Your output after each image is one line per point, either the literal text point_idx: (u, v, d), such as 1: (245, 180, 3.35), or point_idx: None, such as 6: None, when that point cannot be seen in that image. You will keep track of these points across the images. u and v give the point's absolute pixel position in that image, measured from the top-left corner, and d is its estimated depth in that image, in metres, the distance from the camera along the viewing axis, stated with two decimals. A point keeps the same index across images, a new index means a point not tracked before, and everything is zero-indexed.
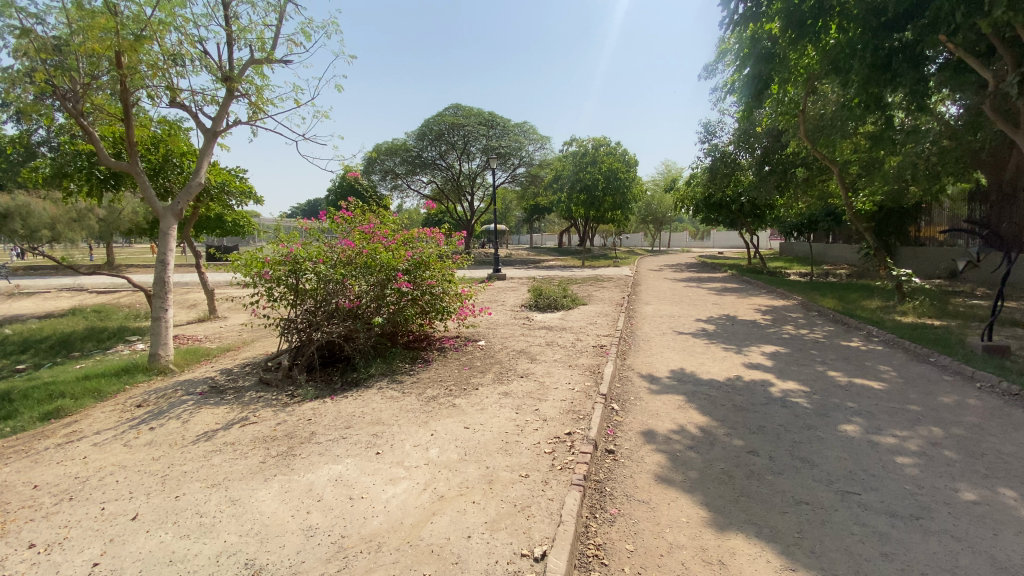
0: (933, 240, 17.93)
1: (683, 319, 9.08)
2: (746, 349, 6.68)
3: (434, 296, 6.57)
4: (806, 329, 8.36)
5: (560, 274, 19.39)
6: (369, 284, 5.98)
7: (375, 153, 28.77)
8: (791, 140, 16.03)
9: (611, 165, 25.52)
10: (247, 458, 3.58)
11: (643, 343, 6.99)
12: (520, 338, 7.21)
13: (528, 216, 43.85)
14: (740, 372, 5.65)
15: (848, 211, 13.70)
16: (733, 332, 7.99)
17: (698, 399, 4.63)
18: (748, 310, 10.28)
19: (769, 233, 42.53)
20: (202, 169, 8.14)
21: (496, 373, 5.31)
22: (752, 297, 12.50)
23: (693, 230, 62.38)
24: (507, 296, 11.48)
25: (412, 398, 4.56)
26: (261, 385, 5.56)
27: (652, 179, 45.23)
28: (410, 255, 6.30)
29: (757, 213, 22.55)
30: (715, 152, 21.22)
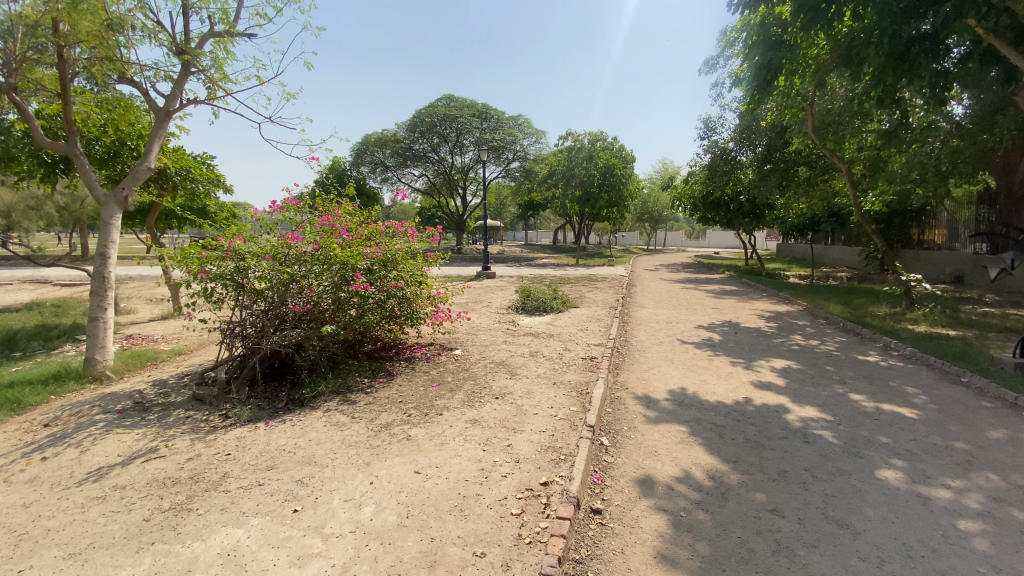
0: (937, 244, 17.31)
1: (682, 326, 8.33)
2: (754, 365, 5.94)
3: (402, 299, 5.79)
4: (816, 339, 7.63)
5: (552, 272, 18.61)
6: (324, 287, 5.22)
7: (365, 143, 27.88)
8: (795, 137, 15.33)
9: (607, 161, 24.77)
10: (132, 512, 2.81)
11: (638, 355, 6.24)
12: (502, 347, 6.44)
13: (522, 212, 43.04)
14: (750, 393, 4.90)
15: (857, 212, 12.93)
16: (736, 342, 7.25)
17: (703, 432, 3.87)
18: (750, 316, 9.57)
19: (766, 234, 41.96)
20: (151, 153, 7.35)
21: (467, 393, 4.54)
22: (754, 301, 11.77)
23: (689, 230, 61.82)
24: (494, 297, 10.72)
25: (361, 427, 3.77)
26: (194, 401, 4.80)
27: (649, 178, 44.55)
28: (374, 252, 5.52)
29: (757, 213, 21.86)
30: (715, 149, 20.48)
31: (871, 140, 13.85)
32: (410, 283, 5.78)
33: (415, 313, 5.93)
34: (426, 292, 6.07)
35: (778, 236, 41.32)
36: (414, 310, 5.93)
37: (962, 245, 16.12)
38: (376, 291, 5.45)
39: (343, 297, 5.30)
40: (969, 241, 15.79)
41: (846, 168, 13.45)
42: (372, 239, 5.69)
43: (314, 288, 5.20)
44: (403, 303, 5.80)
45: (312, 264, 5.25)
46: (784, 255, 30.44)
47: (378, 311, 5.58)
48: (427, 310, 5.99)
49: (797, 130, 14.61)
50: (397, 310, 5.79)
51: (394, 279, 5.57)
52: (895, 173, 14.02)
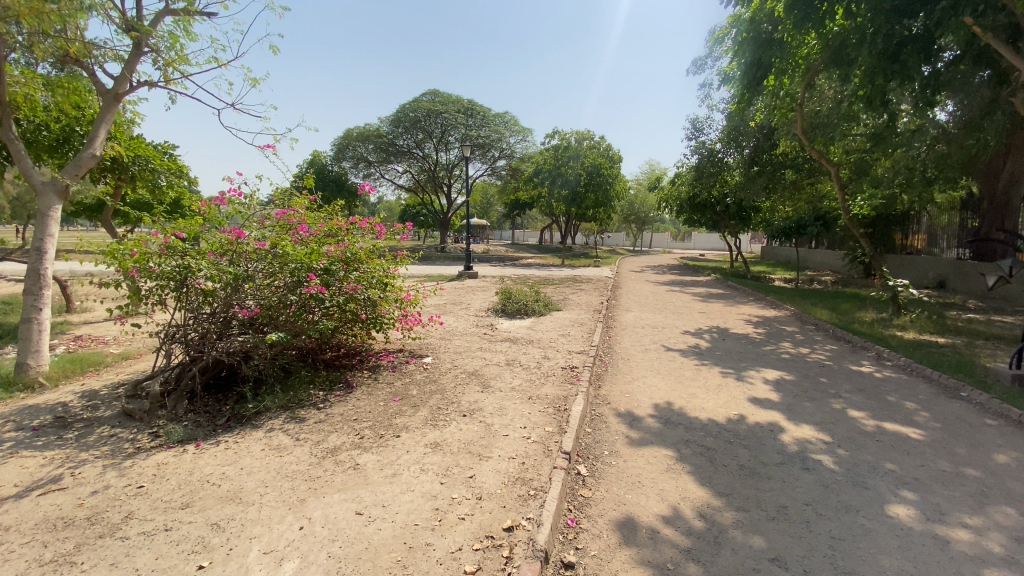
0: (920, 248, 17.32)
1: (668, 331, 7.95)
2: (744, 376, 5.57)
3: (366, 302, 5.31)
4: (806, 347, 7.30)
5: (536, 273, 18.17)
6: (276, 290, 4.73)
7: (347, 138, 27.15)
8: (783, 139, 15.13)
9: (594, 160, 24.41)
10: (2, 566, 2.31)
11: (622, 364, 5.84)
12: (476, 354, 5.98)
13: (508, 211, 42.59)
14: (741, 409, 4.51)
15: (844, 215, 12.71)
16: (725, 350, 6.89)
17: (692, 457, 3.46)
18: (738, 320, 9.26)
19: (750, 237, 42.15)
20: (97, 138, 6.61)
21: (431, 409, 4.07)
22: (741, 305, 11.47)
23: (675, 232, 61.99)
24: (473, 298, 10.26)
25: (304, 452, 3.29)
26: (123, 417, 4.24)
27: (636, 178, 44.42)
28: (334, 251, 5.04)
29: (744, 216, 21.69)
30: (703, 150, 20.23)
31: (859, 143, 13.67)
32: (376, 284, 5.28)
33: (381, 318, 5.41)
34: (395, 295, 5.57)
35: (762, 238, 41.49)
36: (381, 314, 5.42)
37: (944, 250, 16.12)
38: (335, 294, 4.95)
39: (295, 301, 4.75)
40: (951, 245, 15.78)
41: (834, 171, 13.24)
42: (334, 236, 5.19)
43: (263, 288, 4.72)
44: (368, 307, 5.29)
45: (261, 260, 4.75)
46: (769, 258, 30.47)
47: (338, 316, 5.08)
48: (397, 314, 5.50)
49: (784, 132, 14.39)
50: (361, 315, 5.28)
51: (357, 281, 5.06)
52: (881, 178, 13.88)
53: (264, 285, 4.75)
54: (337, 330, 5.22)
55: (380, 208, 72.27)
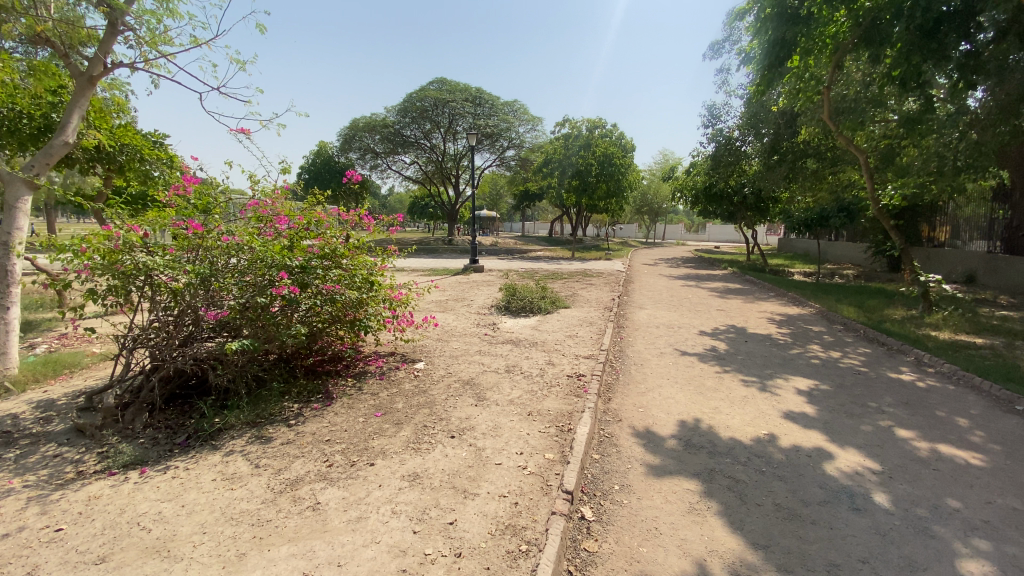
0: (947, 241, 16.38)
1: (684, 332, 7.36)
2: (772, 386, 4.99)
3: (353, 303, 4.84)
4: (837, 350, 6.67)
5: (545, 266, 17.60)
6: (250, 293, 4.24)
7: (353, 128, 26.60)
8: (806, 125, 14.30)
9: (605, 149, 23.64)
10: None
11: (634, 370, 5.29)
12: (473, 358, 5.46)
13: (518, 202, 41.91)
14: (772, 429, 3.94)
15: (873, 206, 11.84)
16: (748, 353, 6.29)
17: (719, 492, 2.91)
18: (759, 319, 8.64)
19: (766, 229, 41.05)
20: (70, 124, 6.22)
21: (416, 429, 3.56)
22: (762, 302, 10.80)
23: (689, 224, 60.82)
24: (476, 295, 9.75)
25: (259, 488, 2.80)
26: (73, 432, 3.82)
27: (649, 169, 43.44)
28: (316, 249, 4.55)
29: (761, 207, 20.86)
30: (719, 138, 19.33)
31: (889, 128, 12.78)
32: (362, 283, 4.79)
33: (366, 321, 4.91)
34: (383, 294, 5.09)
35: (779, 230, 40.44)
36: (367, 316, 4.93)
37: (973, 243, 15.16)
38: (313, 295, 4.45)
39: (267, 304, 4.25)
40: (980, 238, 14.82)
41: (862, 158, 12.39)
42: (315, 229, 4.70)
43: (233, 287, 4.24)
44: (351, 308, 4.77)
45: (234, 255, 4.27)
46: (786, 250, 29.51)
47: (318, 319, 4.59)
48: (386, 315, 5.02)
49: (807, 118, 13.58)
50: (343, 317, 4.78)
51: (340, 279, 4.58)
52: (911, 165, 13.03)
53: (236, 284, 4.27)
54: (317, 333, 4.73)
55: (390, 200, 71.88)
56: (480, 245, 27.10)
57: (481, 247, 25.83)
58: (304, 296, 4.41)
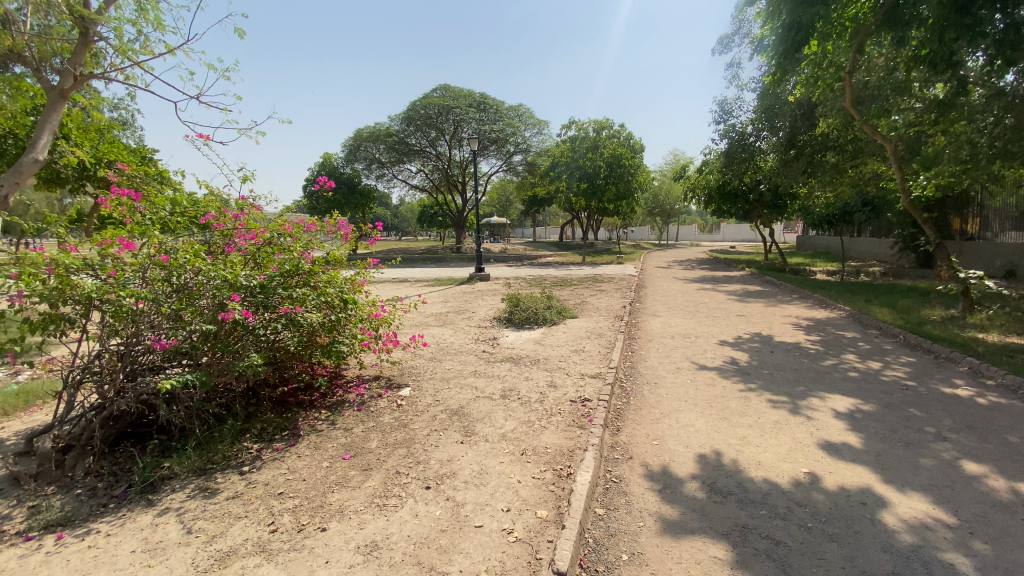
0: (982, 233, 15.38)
1: (703, 342, 6.71)
2: (808, 408, 4.35)
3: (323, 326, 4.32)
4: (875, 360, 5.98)
5: (554, 273, 16.97)
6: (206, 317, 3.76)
7: (357, 139, 26.24)
8: (825, 116, 13.53)
9: (614, 151, 23.01)
10: None
11: (647, 392, 4.67)
12: (466, 380, 4.90)
13: (527, 208, 41.42)
14: (813, 467, 3.31)
15: (904, 198, 10.98)
16: (776, 366, 5.63)
17: (754, 561, 2.31)
18: (784, 325, 7.95)
19: (783, 227, 39.91)
20: (41, 138, 5.69)
21: (387, 476, 3.01)
22: (785, 305, 10.06)
23: (703, 224, 59.70)
24: (478, 306, 9.20)
25: (181, 568, 2.28)
26: (6, 481, 3.28)
27: (660, 169, 42.70)
28: (283, 266, 4.12)
29: (779, 204, 20.04)
30: (732, 134, 18.54)
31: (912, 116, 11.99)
32: (332, 302, 4.32)
33: (338, 345, 4.40)
34: (360, 313, 4.61)
35: (796, 227, 39.29)
36: (340, 338, 4.43)
37: (1007, 235, 14.28)
38: (273, 319, 3.95)
39: (216, 332, 3.74)
40: (1014, 230, 13.93)
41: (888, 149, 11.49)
42: (280, 242, 4.23)
43: (182, 313, 3.72)
44: (321, 330, 4.26)
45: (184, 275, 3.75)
46: (806, 248, 28.49)
47: (281, 345, 4.09)
48: (364, 337, 4.53)
49: (825, 108, 12.83)
50: (312, 341, 4.28)
51: (306, 300, 4.09)
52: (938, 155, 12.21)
53: (185, 309, 3.75)
54: (284, 360, 4.23)
55: (401, 209, 71.91)
56: (489, 252, 26.61)
57: (490, 255, 25.32)
58: (262, 321, 3.91)
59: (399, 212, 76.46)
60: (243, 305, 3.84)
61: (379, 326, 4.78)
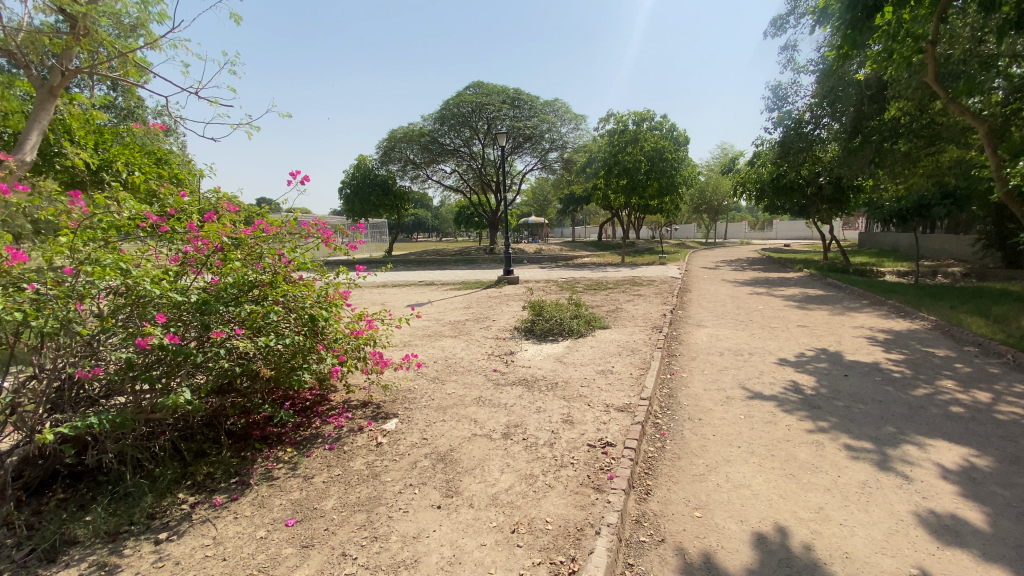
0: None
1: (757, 362, 5.65)
2: (904, 461, 3.28)
3: (281, 355, 3.47)
4: (983, 389, 4.73)
5: (590, 275, 15.99)
6: (131, 349, 2.92)
7: (391, 140, 25.84)
8: (899, 97, 11.85)
9: (655, 144, 21.73)
10: None
11: (688, 432, 3.73)
12: (466, 409, 4.09)
13: (565, 207, 40.40)
14: (925, 565, 2.30)
15: (1002, 190, 8.95)
16: (853, 397, 4.51)
17: None
18: (855, 339, 6.73)
19: (844, 224, 37.05)
20: (27, 139, 5.39)
21: (325, 563, 2.26)
22: (854, 314, 8.71)
23: (753, 222, 56.67)
24: (502, 314, 8.41)
25: None
26: None
27: (706, 164, 40.69)
28: (237, 278, 3.29)
29: (840, 198, 18.19)
30: (788, 122, 16.89)
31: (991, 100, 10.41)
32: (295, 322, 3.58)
33: (299, 375, 3.50)
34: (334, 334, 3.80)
35: (858, 224, 36.32)
36: (306, 364, 3.57)
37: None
38: (210, 346, 3.12)
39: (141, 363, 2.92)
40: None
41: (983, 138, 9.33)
42: (241, 249, 3.47)
43: (102, 335, 2.93)
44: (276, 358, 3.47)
45: (107, 287, 2.96)
46: (870, 247, 26.06)
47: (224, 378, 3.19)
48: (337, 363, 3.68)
49: (898, 90, 11.19)
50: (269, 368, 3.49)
51: (257, 321, 3.29)
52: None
53: (110, 331, 2.95)
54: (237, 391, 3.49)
55: (441, 211, 72.29)
56: (524, 252, 25.86)
57: (525, 256, 24.53)
58: (197, 349, 3.11)
59: (440, 214, 77.03)
60: (168, 328, 3.04)
61: (358, 347, 3.97)
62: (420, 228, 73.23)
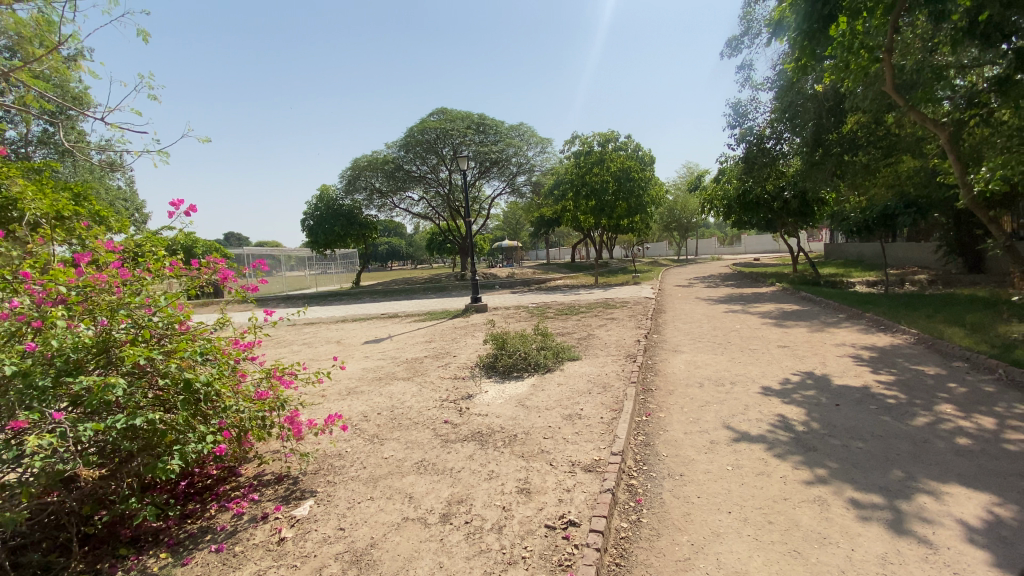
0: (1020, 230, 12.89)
1: (740, 393, 5.09)
2: (923, 520, 2.69)
3: (141, 432, 2.74)
4: (986, 413, 4.26)
5: (562, 299, 15.45)
6: None
7: (355, 169, 25.13)
8: (858, 108, 11.84)
9: (622, 164, 21.64)
10: None
11: (667, 495, 3.10)
12: (402, 481, 3.37)
13: (536, 230, 40.24)
14: None
15: (967, 195, 8.79)
16: (850, 433, 3.96)
17: None
18: (839, 359, 6.27)
19: (810, 235, 37.74)
20: None
21: None
22: (833, 330, 8.33)
23: (723, 237, 57.59)
24: (463, 349, 7.70)
25: None
26: None
27: (674, 182, 41.21)
28: (77, 336, 2.53)
29: (806, 211, 18.30)
30: (750, 137, 16.80)
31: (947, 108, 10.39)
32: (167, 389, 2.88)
33: (167, 458, 2.71)
34: (225, 401, 3.09)
35: (823, 235, 37.10)
36: (181, 442, 2.81)
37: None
38: (39, 433, 2.38)
39: None
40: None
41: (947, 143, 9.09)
42: (92, 299, 2.76)
43: None
44: (137, 438, 2.74)
45: None
46: (836, 258, 26.47)
47: (59, 475, 2.38)
48: (221, 436, 2.92)
49: (858, 101, 11.12)
50: (129, 450, 2.77)
51: (98, 397, 2.42)
52: (982, 151, 10.60)
53: None
54: (96, 481, 2.75)
55: (414, 239, 71.53)
56: (496, 277, 25.32)
57: (497, 281, 23.92)
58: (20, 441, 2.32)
59: (413, 241, 76.18)
60: None
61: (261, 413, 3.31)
62: (394, 257, 72.14)
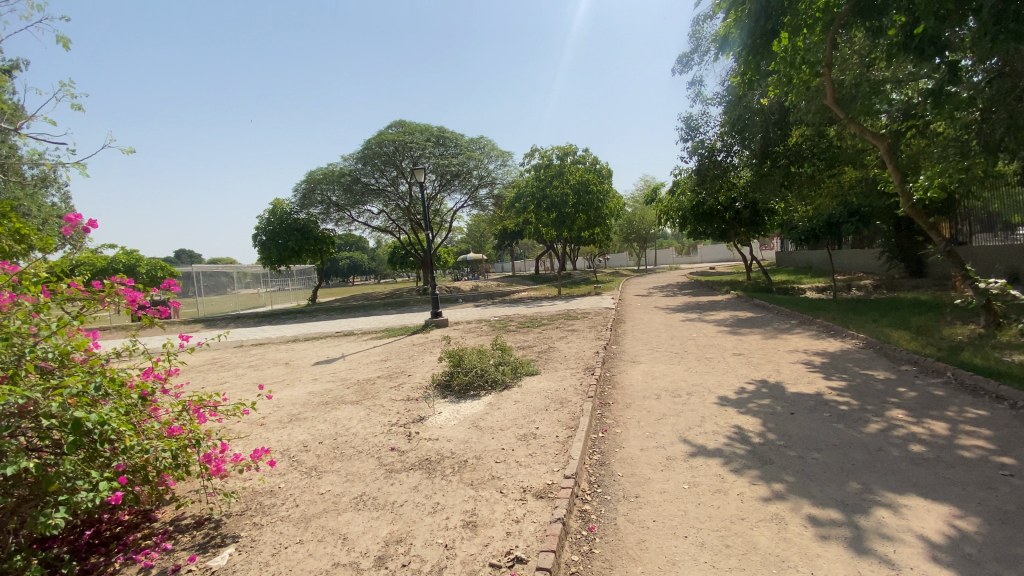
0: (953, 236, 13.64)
1: (697, 404, 5.01)
2: (882, 536, 2.61)
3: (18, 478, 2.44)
4: (935, 418, 4.32)
5: (524, 311, 15.29)
6: None
7: (310, 183, 24.37)
8: (802, 121, 12.30)
9: (581, 177, 21.88)
10: None
11: (621, 520, 2.93)
12: (338, 520, 3.07)
13: (498, 243, 40.18)
14: None
15: (906, 203, 9.18)
16: (806, 443, 3.91)
17: None
18: (793, 366, 6.32)
19: (762, 245, 39.21)
20: None
21: None
22: (787, 336, 8.48)
23: (681, 248, 59.21)
24: (418, 367, 7.38)
25: None
26: None
27: (633, 195, 42.10)
28: None
29: (757, 221, 18.92)
30: (701, 150, 17.26)
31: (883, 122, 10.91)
32: (54, 430, 2.56)
33: (49, 511, 2.39)
34: (126, 441, 2.74)
35: (775, 244, 38.66)
36: (68, 490, 2.48)
37: (977, 238, 12.77)
38: None
39: None
40: (985, 233, 12.43)
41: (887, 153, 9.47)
42: None
43: None
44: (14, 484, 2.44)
45: None
46: (788, 265, 27.53)
47: None
48: (117, 483, 2.60)
49: (802, 114, 11.54)
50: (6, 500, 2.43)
51: None
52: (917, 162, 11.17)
53: None
54: None
55: (376, 254, 70.26)
56: (459, 291, 25.00)
57: (459, 294, 23.59)
58: None
59: (375, 256, 74.79)
60: None
61: (174, 452, 2.98)
62: (355, 272, 70.48)
